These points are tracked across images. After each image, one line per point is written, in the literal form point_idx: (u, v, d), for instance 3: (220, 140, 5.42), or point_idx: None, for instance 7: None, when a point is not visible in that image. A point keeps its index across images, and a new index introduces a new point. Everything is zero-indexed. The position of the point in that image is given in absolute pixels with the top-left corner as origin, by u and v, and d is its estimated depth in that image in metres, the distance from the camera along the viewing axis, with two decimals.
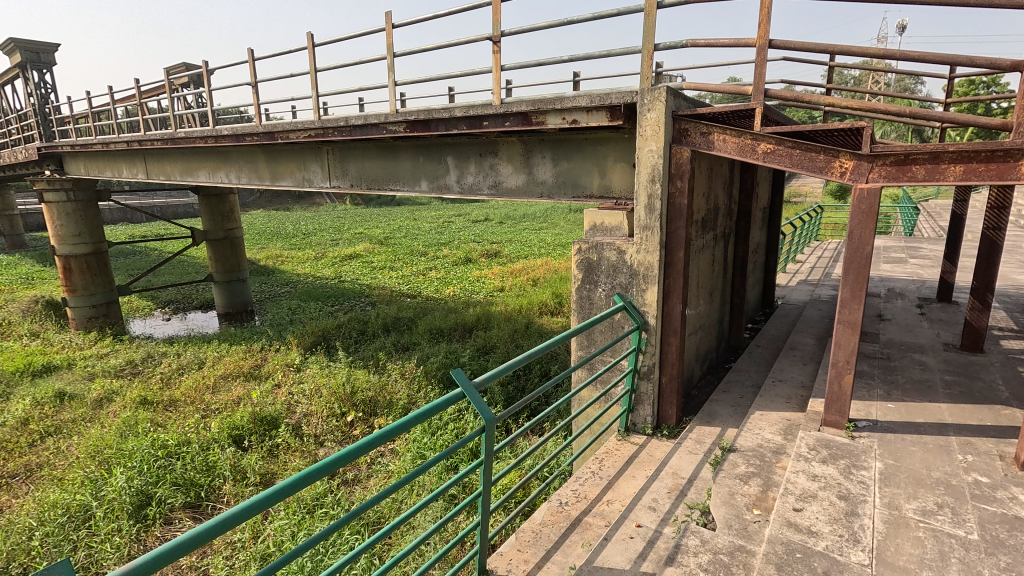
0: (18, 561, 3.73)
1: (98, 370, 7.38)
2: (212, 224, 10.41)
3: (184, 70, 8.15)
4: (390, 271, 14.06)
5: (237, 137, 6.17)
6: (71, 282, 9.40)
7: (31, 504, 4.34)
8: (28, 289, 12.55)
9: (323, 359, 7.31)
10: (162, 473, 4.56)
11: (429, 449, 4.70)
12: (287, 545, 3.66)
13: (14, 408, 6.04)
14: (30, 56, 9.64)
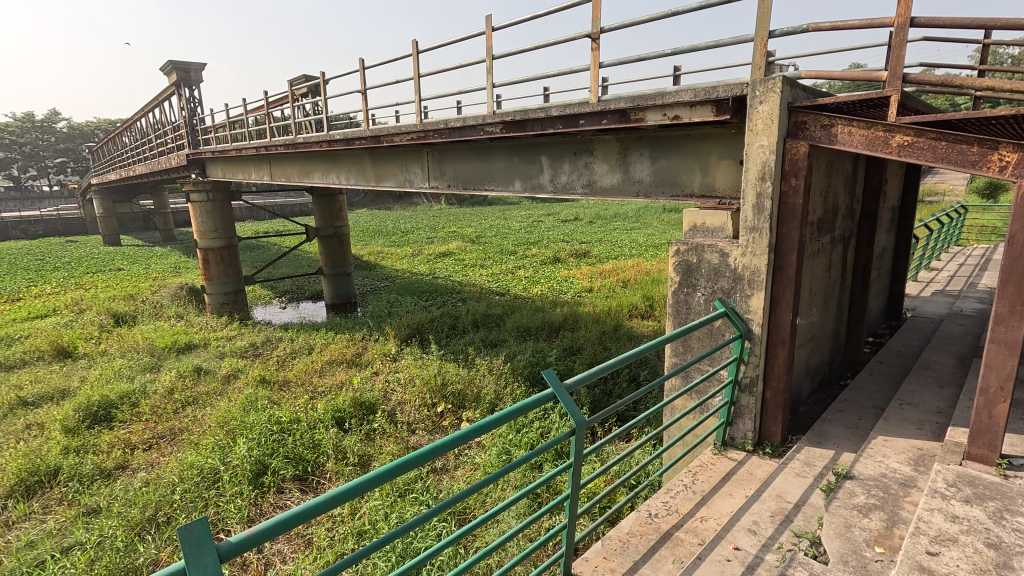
0: (163, 511, 4.33)
1: (227, 350, 8.36)
2: (324, 222, 11.35)
3: (305, 81, 8.94)
4: (480, 268, 14.45)
5: (347, 142, 6.65)
6: (209, 271, 10.74)
7: (173, 463, 5.02)
8: (176, 276, 14.54)
9: (417, 352, 7.69)
10: (276, 446, 5.04)
11: (515, 445, 4.77)
12: (381, 524, 3.88)
13: (163, 379, 7.03)
14: (183, 75, 11.10)
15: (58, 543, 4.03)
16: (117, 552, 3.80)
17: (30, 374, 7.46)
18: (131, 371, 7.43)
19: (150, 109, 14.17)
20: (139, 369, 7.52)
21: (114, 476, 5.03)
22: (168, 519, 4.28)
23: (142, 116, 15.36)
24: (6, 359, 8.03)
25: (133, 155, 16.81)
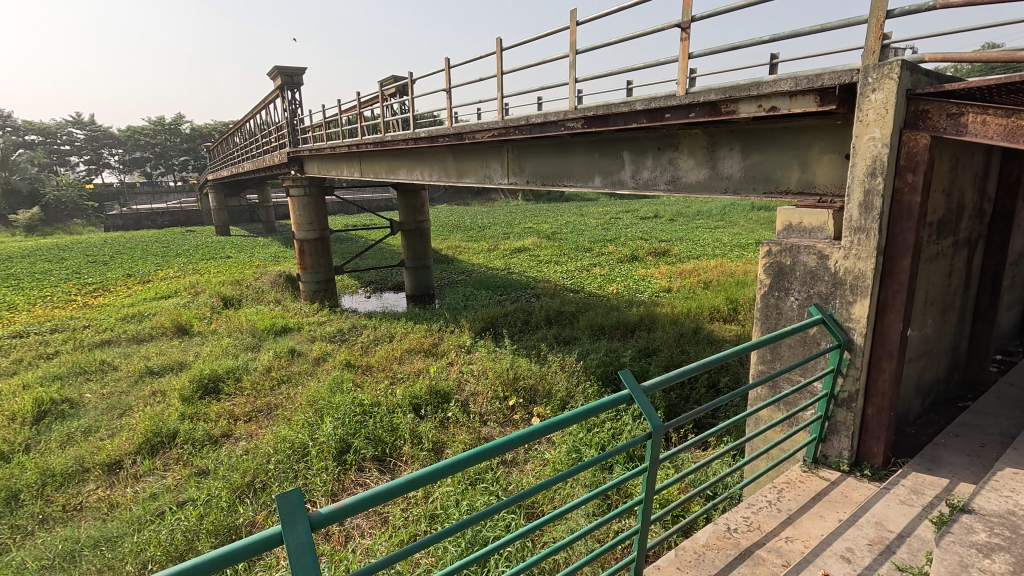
0: (259, 478, 4.76)
1: (318, 335, 9.01)
2: (407, 216, 11.85)
3: (393, 82, 9.37)
4: (555, 265, 14.42)
5: (432, 139, 6.88)
6: (304, 261, 11.61)
7: (269, 436, 5.49)
8: (275, 265, 15.88)
9: (491, 345, 7.84)
10: (358, 427, 5.36)
11: (585, 445, 4.72)
12: (452, 510, 4.01)
13: (263, 358, 7.72)
14: (286, 79, 12.03)
15: (174, 498, 4.56)
16: (221, 511, 4.23)
17: (156, 347, 8.50)
18: (236, 349, 8.23)
19: (258, 111, 15.53)
20: (243, 348, 8.32)
21: (220, 443, 5.60)
22: (263, 486, 4.69)
23: (251, 118, 16.87)
24: (138, 333, 9.21)
25: (242, 154, 18.54)
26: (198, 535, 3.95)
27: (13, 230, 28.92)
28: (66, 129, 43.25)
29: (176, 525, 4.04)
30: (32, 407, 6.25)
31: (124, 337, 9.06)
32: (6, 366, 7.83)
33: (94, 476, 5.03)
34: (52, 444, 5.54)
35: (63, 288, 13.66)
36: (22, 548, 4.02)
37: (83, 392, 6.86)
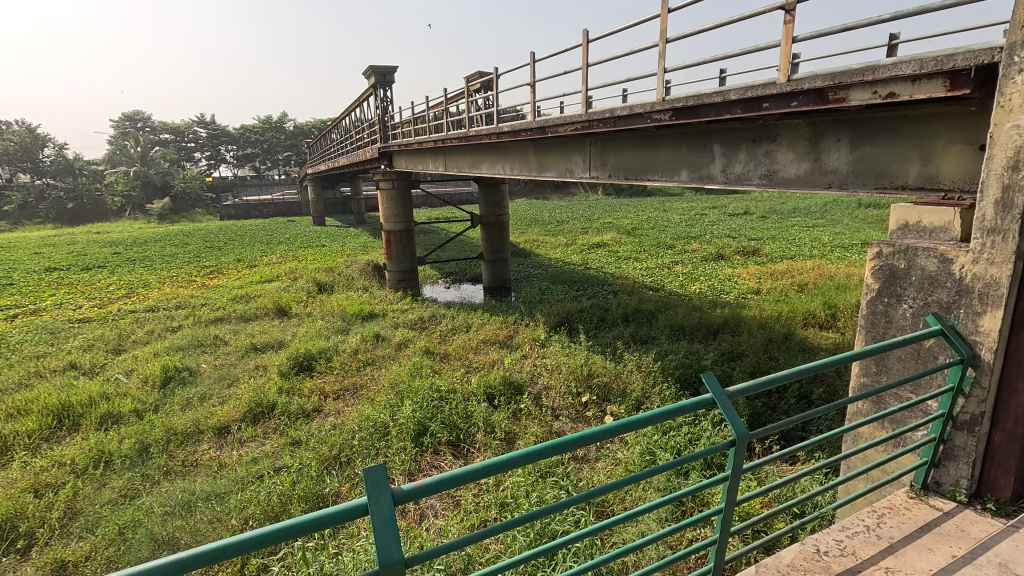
0: (345, 452, 5.10)
1: (400, 321, 9.46)
2: (487, 209, 12.08)
3: (479, 77, 9.54)
4: (634, 261, 14.05)
5: (514, 134, 6.94)
6: (390, 251, 12.23)
7: (354, 414, 5.87)
8: (364, 254, 16.85)
9: (565, 340, 7.82)
10: (435, 412, 5.57)
11: (659, 447, 4.58)
12: (523, 500, 4.06)
13: (351, 340, 8.26)
14: (379, 78, 12.66)
15: (271, 463, 5.02)
16: (311, 480, 4.59)
17: (260, 326, 9.36)
18: (327, 331, 8.86)
19: (353, 109, 16.50)
20: (334, 330, 8.94)
21: (312, 416, 6.08)
22: (348, 460, 5.03)
23: (347, 116, 17.97)
24: (245, 313, 10.20)
25: (338, 150, 19.83)
26: (290, 499, 4.32)
27: (148, 218, 33.10)
28: (191, 128, 48.58)
29: (272, 489, 4.44)
30: (160, 373, 7.14)
31: (234, 315, 10.07)
32: (140, 336, 9.00)
33: (207, 437, 5.65)
34: (175, 407, 6.29)
35: (187, 270, 15.43)
36: (149, 494, 4.62)
37: (200, 363, 7.72)
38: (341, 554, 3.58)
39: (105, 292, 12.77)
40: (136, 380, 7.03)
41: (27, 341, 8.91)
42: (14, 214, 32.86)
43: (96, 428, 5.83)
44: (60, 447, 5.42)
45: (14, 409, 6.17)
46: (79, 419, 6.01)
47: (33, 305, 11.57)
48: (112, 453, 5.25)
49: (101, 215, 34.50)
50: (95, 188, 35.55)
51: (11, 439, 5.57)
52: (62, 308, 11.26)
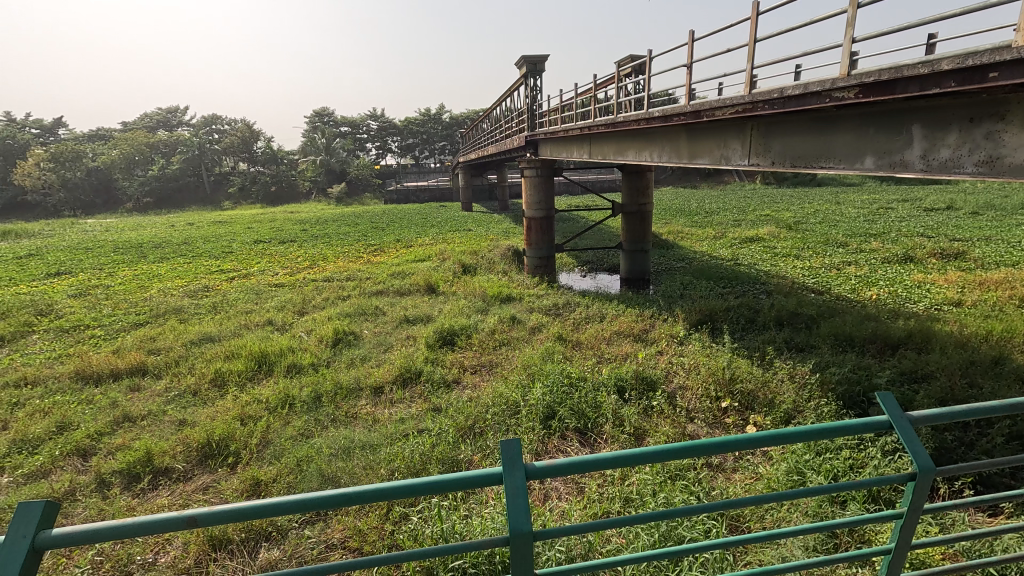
0: (479, 423, 5.44)
1: (536, 306, 9.72)
2: (629, 198, 11.74)
3: (630, 61, 9.23)
4: (795, 259, 12.55)
5: (665, 118, 6.61)
6: (529, 237, 12.59)
7: (489, 389, 6.22)
8: (505, 239, 17.58)
9: (706, 339, 7.33)
10: (564, 397, 5.65)
11: (811, 469, 4.10)
12: (649, 499, 3.94)
13: (490, 321, 8.71)
14: (531, 67, 12.94)
15: (415, 425, 5.56)
16: (448, 445, 4.99)
17: (412, 301, 10.35)
18: (469, 310, 9.46)
19: (504, 99, 17.14)
20: (474, 310, 9.52)
21: (452, 387, 6.59)
22: (481, 431, 5.35)
23: (498, 106, 18.73)
24: (401, 288, 11.33)
25: (488, 139, 20.85)
26: (429, 459, 4.74)
27: (329, 200, 38.38)
28: (365, 121, 54.85)
29: (415, 448, 4.92)
30: (332, 334, 8.30)
31: (391, 290, 11.27)
32: (319, 302, 10.54)
33: (365, 394, 6.45)
34: (342, 364, 7.28)
35: (356, 247, 17.62)
36: (320, 436, 5.43)
37: (363, 329, 8.81)
38: (471, 517, 3.85)
39: (295, 263, 15.17)
40: (314, 339, 8.27)
41: (240, 299, 10.98)
42: (235, 195, 40.49)
43: (284, 375, 7.01)
44: (259, 387, 6.62)
45: (230, 352, 7.68)
46: (273, 365, 7.27)
47: (245, 270, 14.22)
48: (295, 397, 6.27)
49: (295, 197, 40.86)
50: (291, 173, 42.13)
51: (227, 376, 6.96)
52: (264, 274, 13.64)
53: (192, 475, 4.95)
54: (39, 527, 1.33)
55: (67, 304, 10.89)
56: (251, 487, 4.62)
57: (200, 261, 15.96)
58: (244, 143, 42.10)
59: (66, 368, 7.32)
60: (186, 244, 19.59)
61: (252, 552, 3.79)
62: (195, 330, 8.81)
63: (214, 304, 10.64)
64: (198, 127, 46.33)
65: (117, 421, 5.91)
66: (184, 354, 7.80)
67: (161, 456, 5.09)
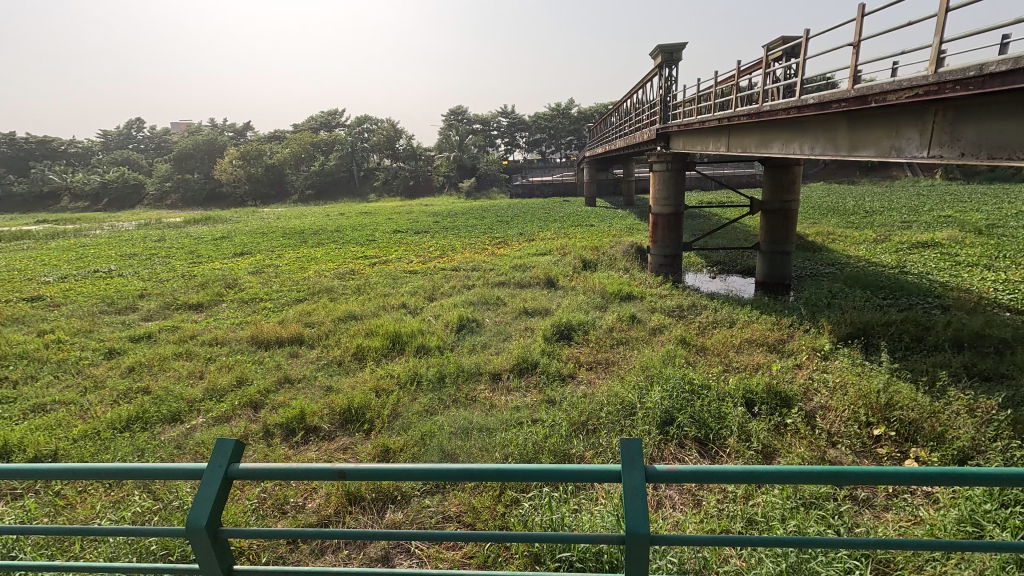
0: (593, 421, 5.40)
1: (658, 306, 9.35)
2: (771, 195, 10.71)
3: (782, 44, 8.38)
4: (984, 270, 10.46)
5: (822, 106, 5.91)
6: (655, 234, 12.13)
7: (604, 388, 6.14)
8: (628, 235, 17.12)
9: (857, 356, 6.46)
10: (685, 403, 5.38)
11: (991, 522, 3.42)
12: (775, 524, 3.60)
13: (608, 318, 8.57)
14: (666, 57, 12.37)
15: (530, 414, 5.70)
16: (560, 438, 5.03)
17: (532, 293, 10.56)
18: (588, 306, 9.40)
19: (635, 92, 16.62)
20: (593, 306, 9.43)
21: (567, 381, 6.63)
22: (594, 428, 5.31)
23: (629, 99, 18.22)
24: (522, 280, 11.62)
25: (616, 133, 20.41)
26: (542, 449, 4.84)
27: (460, 194, 40.54)
28: (496, 118, 56.86)
29: (529, 436, 5.06)
30: (457, 321, 8.81)
31: (513, 281, 11.62)
32: (446, 289, 11.24)
33: (485, 379, 6.77)
34: (465, 350, 7.70)
35: (482, 239, 18.42)
36: (442, 414, 5.83)
37: (485, 317, 9.22)
38: (581, 512, 3.85)
39: (427, 252, 16.34)
40: (441, 324, 8.85)
41: (380, 283, 12.12)
42: (379, 188, 44.67)
43: (413, 354, 7.61)
44: (392, 364, 7.28)
45: (370, 330, 8.55)
46: (405, 345, 7.93)
47: (384, 257, 15.66)
48: (422, 376, 6.79)
49: (429, 191, 43.83)
50: (427, 169, 45.24)
51: (366, 351, 7.76)
52: (401, 261, 14.89)
53: (335, 436, 5.62)
54: (229, 460, 1.61)
55: (247, 280, 12.94)
56: (381, 453, 5.10)
57: (349, 247, 17.90)
58: (389, 140, 46.05)
59: (245, 333, 8.73)
60: (339, 231, 22.09)
61: (380, 512, 4.21)
62: (342, 308, 9.93)
63: (359, 287, 11.88)
64: (352, 127, 51.78)
65: (279, 381, 6.90)
66: (333, 328, 8.85)
67: (312, 416, 5.84)
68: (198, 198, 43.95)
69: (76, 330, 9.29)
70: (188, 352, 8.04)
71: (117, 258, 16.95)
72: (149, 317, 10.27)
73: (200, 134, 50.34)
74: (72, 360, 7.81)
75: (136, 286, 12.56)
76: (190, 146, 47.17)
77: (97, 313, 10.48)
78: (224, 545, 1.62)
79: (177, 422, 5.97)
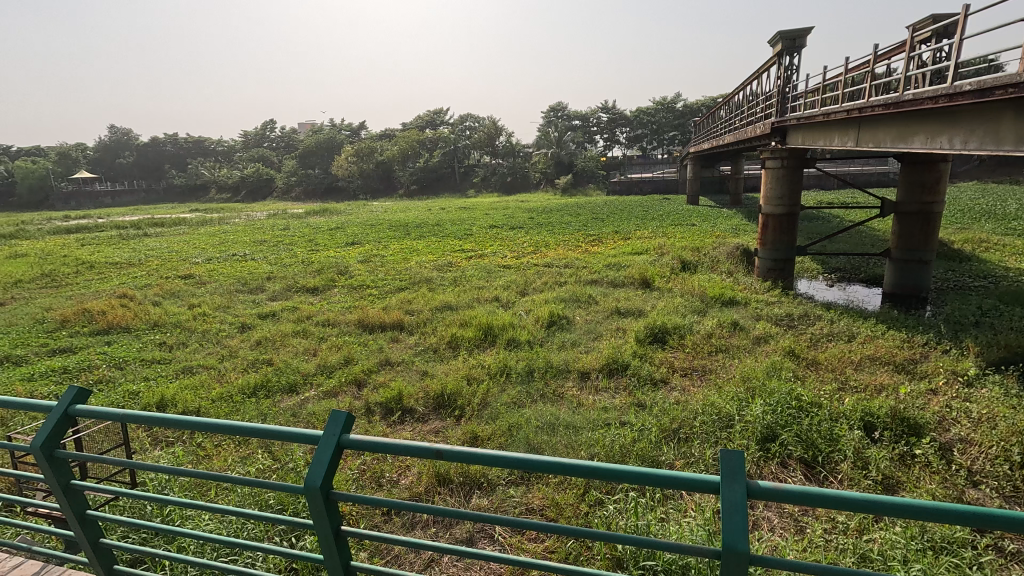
0: (685, 429, 5.17)
1: (763, 313, 8.69)
2: (908, 195, 9.47)
3: (932, 23, 7.33)
4: None
5: (981, 93, 5.10)
6: (764, 236, 11.29)
7: (699, 396, 5.85)
8: (734, 237, 16.05)
9: (1012, 385, 5.53)
10: (790, 420, 4.94)
11: None
12: (895, 565, 3.20)
13: (707, 324, 8.13)
14: (788, 44, 11.37)
15: (618, 416, 5.59)
16: (649, 443, 4.87)
17: (626, 293, 10.32)
18: (685, 309, 8.99)
19: (749, 83, 15.49)
20: (691, 310, 9.00)
21: (658, 386, 6.40)
22: (686, 437, 5.08)
23: (741, 91, 17.03)
24: (616, 279, 11.39)
25: (725, 127, 19.19)
26: (629, 453, 4.72)
27: (556, 190, 40.56)
28: (596, 114, 55.88)
29: (616, 438, 4.96)
30: (548, 317, 8.85)
31: (606, 280, 11.42)
32: (539, 285, 11.33)
33: (573, 376, 6.75)
34: (554, 346, 7.73)
35: (577, 236, 18.31)
36: (530, 408, 5.90)
37: (576, 315, 9.17)
38: (668, 522, 3.71)
39: (521, 247, 16.56)
40: (532, 319, 8.95)
41: (475, 276, 12.51)
42: (478, 184, 45.99)
43: (504, 347, 7.78)
44: (483, 354, 7.50)
45: (464, 321, 8.88)
46: (496, 337, 8.13)
47: (480, 251, 16.13)
48: (511, 368, 6.92)
49: (526, 187, 44.27)
50: (525, 166, 45.73)
51: (460, 340, 8.08)
52: (496, 255, 15.25)
53: (427, 419, 5.92)
54: (342, 430, 1.76)
55: (357, 268, 13.99)
56: (469, 440, 5.29)
57: (448, 240, 18.69)
58: (490, 137, 47.27)
59: (353, 316, 9.47)
60: (440, 225, 23.13)
61: (467, 496, 4.37)
62: (440, 299, 10.40)
63: (456, 278, 12.37)
64: (455, 125, 53.73)
65: (381, 363, 7.42)
66: (430, 317, 9.31)
67: (408, 398, 6.21)
68: (318, 192, 48.20)
69: (217, 305, 10.67)
70: (305, 331, 8.90)
71: (251, 244, 19.16)
72: (274, 298, 11.50)
73: (322, 133, 55.22)
74: (214, 332, 8.99)
75: (265, 270, 14.12)
76: (313, 144, 51.87)
77: (234, 291, 11.95)
78: (334, 506, 1.78)
79: (293, 392, 6.65)
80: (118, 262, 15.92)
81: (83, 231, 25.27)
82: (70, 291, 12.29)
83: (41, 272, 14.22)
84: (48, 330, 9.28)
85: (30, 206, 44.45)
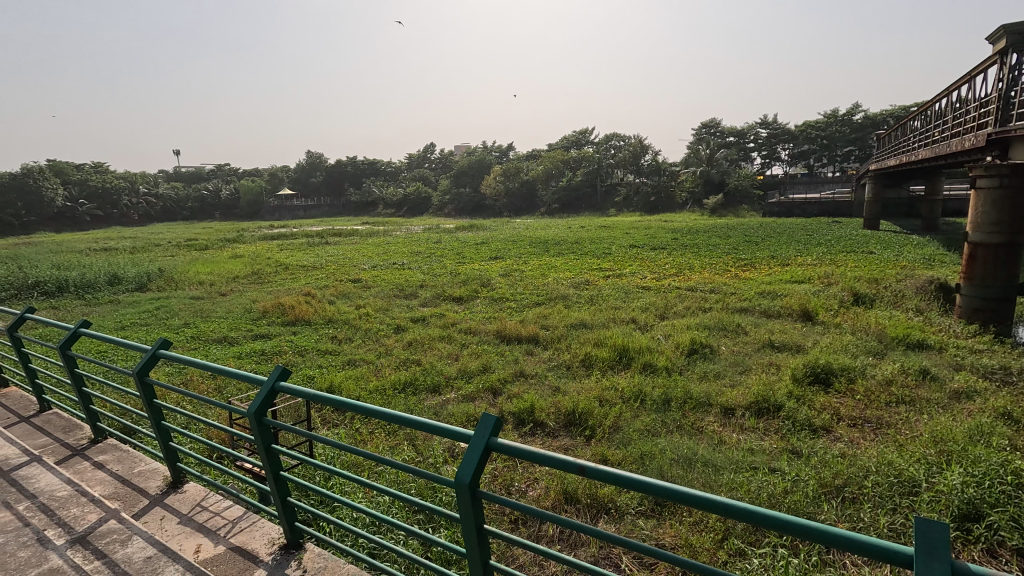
0: (851, 488, 4.46)
1: (966, 363, 7.16)
2: None
3: None
4: None
5: None
6: (970, 269, 9.43)
7: (873, 452, 5.01)
8: (927, 268, 13.54)
9: None
10: (1003, 499, 3.97)
11: None
12: None
13: (886, 368, 6.96)
14: (1015, 38, 9.38)
15: (767, 461, 5.03)
16: (805, 497, 4.29)
17: (781, 325, 9.29)
18: (857, 349, 7.79)
19: (955, 88, 13.04)
20: (865, 350, 7.78)
21: (818, 434, 5.63)
22: (853, 498, 4.38)
23: (943, 97, 14.45)
24: (770, 309, 10.34)
25: (919, 141, 16.39)
26: (779, 504, 4.21)
27: (703, 210, 38.30)
28: (754, 129, 51.57)
29: (764, 485, 4.46)
30: (689, 343, 8.33)
31: (758, 309, 10.43)
32: (680, 309, 10.75)
33: (716, 411, 6.24)
34: (694, 375, 7.25)
35: (725, 259, 17.06)
36: (664, 438, 5.60)
37: (720, 345, 8.50)
38: None
39: (662, 269, 15.92)
40: (671, 344, 8.51)
41: (612, 296, 12.31)
42: (620, 203, 45.32)
43: (640, 371, 7.51)
44: (617, 376, 7.34)
45: (599, 340, 8.78)
46: (632, 360, 7.89)
47: (619, 270, 15.86)
48: (646, 394, 6.64)
49: (671, 207, 42.40)
50: (669, 184, 43.99)
51: (594, 359, 8.00)
52: (634, 276, 14.84)
53: (558, 434, 5.95)
54: (490, 434, 1.86)
55: (498, 281, 14.72)
56: (599, 462, 5.20)
57: (586, 258, 18.74)
58: (634, 156, 46.59)
59: (492, 327, 9.96)
60: (578, 243, 23.32)
61: (593, 518, 4.29)
62: (575, 316, 10.43)
63: (592, 296, 12.31)
64: (600, 144, 53.85)
65: (516, 374, 7.67)
66: (565, 333, 9.39)
67: (540, 411, 6.31)
68: (467, 208, 51.82)
69: (378, 307, 12.04)
70: (449, 336, 9.59)
71: (408, 255, 21.24)
72: (425, 304, 12.62)
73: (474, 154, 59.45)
74: (374, 330, 10.14)
75: (418, 278, 15.53)
76: (465, 165, 56.03)
77: (392, 296, 13.38)
78: (478, 503, 1.88)
79: (436, 392, 7.18)
80: (306, 265, 18.85)
81: (284, 237, 30.40)
82: (270, 287, 14.85)
83: (251, 271, 17.39)
84: (253, 318, 11.34)
85: (247, 216, 54.72)
